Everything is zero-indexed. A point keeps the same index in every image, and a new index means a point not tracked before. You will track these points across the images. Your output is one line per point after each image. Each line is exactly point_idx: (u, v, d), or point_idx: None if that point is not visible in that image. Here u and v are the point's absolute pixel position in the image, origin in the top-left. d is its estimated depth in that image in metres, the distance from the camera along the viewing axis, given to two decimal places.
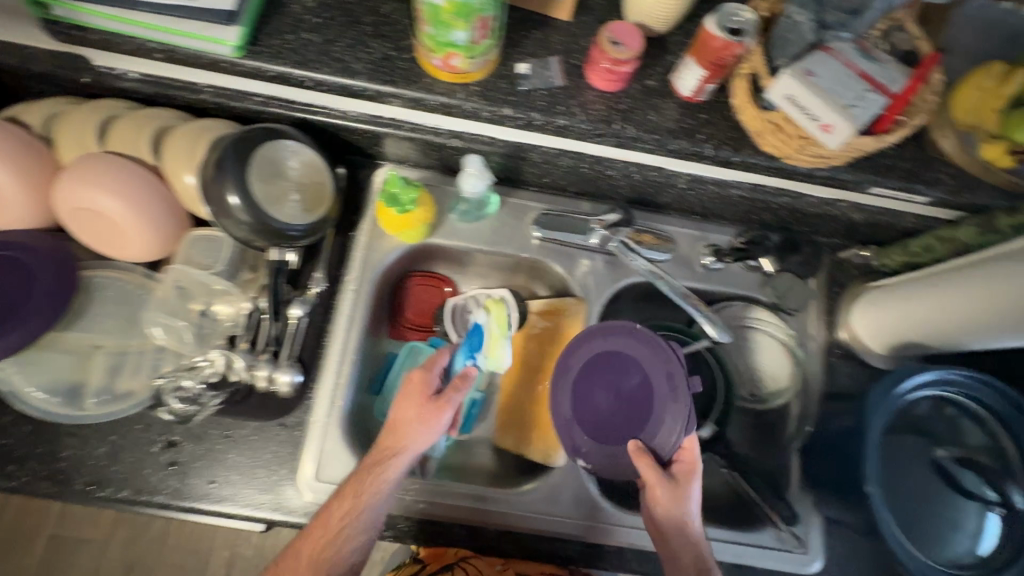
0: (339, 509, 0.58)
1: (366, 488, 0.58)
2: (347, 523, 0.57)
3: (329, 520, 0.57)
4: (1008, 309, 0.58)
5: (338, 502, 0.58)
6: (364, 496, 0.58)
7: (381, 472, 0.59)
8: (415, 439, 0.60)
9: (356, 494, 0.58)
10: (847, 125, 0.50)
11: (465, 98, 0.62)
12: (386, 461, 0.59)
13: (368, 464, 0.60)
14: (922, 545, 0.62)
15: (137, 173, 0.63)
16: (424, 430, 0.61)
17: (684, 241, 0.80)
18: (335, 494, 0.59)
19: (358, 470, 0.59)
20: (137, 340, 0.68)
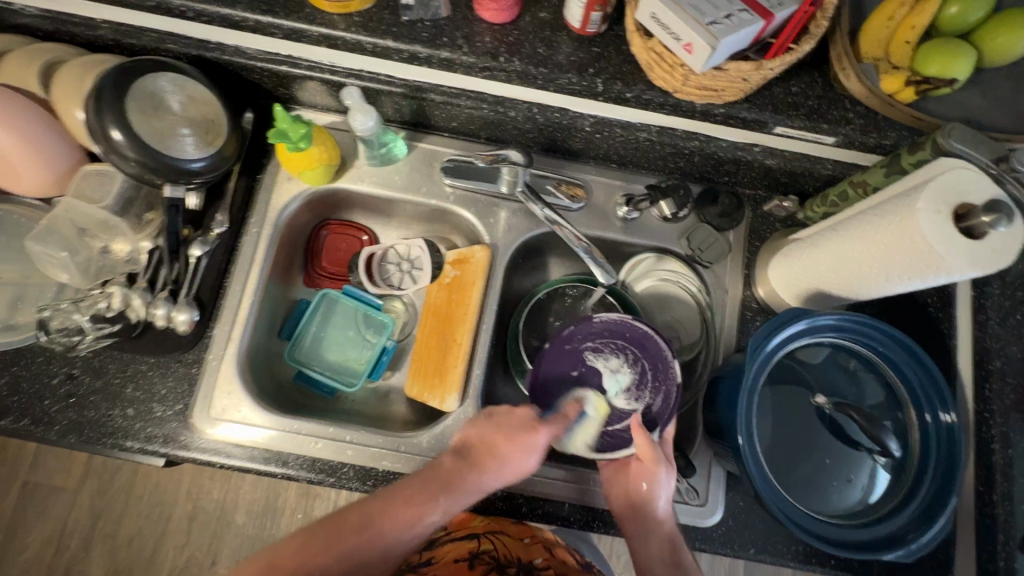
0: (392, 506, 0.53)
1: (434, 498, 0.55)
2: (388, 524, 0.52)
3: (362, 510, 0.53)
4: (891, 256, 0.53)
5: (389, 500, 0.53)
6: (429, 509, 0.54)
7: (428, 507, 0.54)
8: (517, 462, 0.57)
9: (412, 499, 0.54)
10: (704, 44, 0.49)
11: (345, 28, 0.62)
12: (474, 479, 0.56)
13: (444, 472, 0.56)
14: (810, 500, 0.60)
15: (19, 103, 0.63)
16: (520, 454, 0.57)
17: (600, 190, 0.77)
18: (391, 488, 0.55)
19: (442, 471, 0.56)
20: (39, 274, 0.69)
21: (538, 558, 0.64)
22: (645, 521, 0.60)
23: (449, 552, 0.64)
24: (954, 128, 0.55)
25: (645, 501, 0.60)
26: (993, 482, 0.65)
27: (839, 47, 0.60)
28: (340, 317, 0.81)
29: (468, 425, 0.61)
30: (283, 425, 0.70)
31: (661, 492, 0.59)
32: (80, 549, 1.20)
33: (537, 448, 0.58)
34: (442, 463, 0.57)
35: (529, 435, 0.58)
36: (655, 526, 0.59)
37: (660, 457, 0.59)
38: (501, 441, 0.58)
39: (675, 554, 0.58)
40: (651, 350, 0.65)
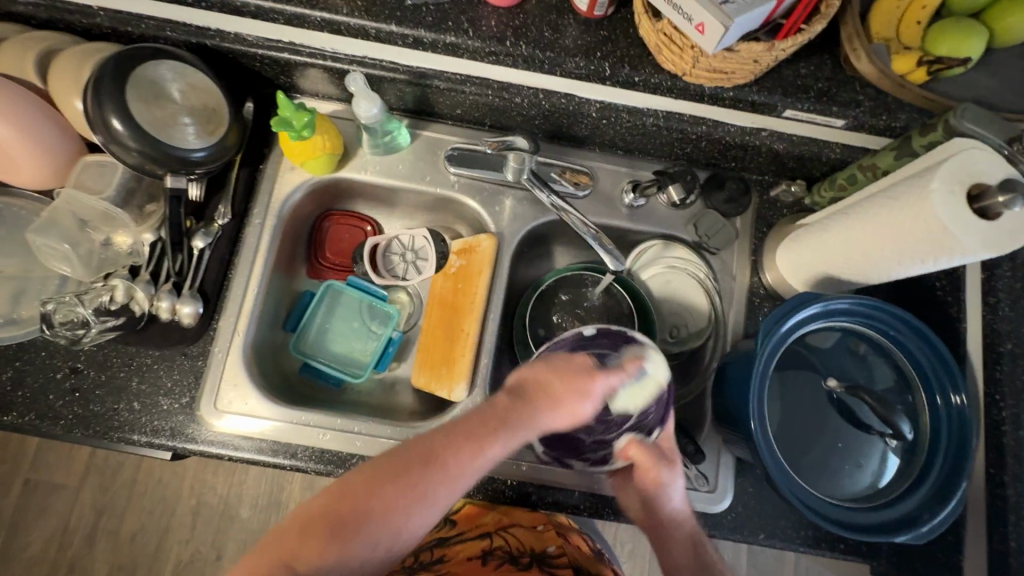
0: (434, 445, 0.51)
1: (478, 440, 0.51)
2: (455, 461, 0.51)
3: (408, 455, 0.51)
4: (903, 238, 0.52)
5: (449, 441, 0.51)
6: (488, 446, 0.51)
7: (486, 451, 0.51)
8: (573, 407, 0.52)
9: (472, 440, 0.51)
10: (716, 25, 0.48)
11: (348, 13, 0.61)
12: (531, 416, 0.52)
13: (490, 422, 0.52)
14: (821, 484, 0.60)
15: (16, 92, 0.61)
16: (574, 400, 0.52)
17: (606, 177, 0.77)
18: (441, 430, 0.53)
19: (497, 411, 0.52)
20: (39, 268, 0.69)
21: (551, 547, 0.68)
22: (661, 526, 0.62)
23: (460, 551, 0.67)
24: (966, 109, 0.55)
25: (657, 503, 0.62)
26: (1003, 464, 0.65)
27: (850, 28, 0.59)
28: (345, 309, 0.81)
29: (525, 366, 0.55)
30: (291, 417, 0.70)
31: (671, 491, 0.61)
32: (85, 544, 1.20)
33: (586, 394, 0.52)
34: (496, 403, 0.53)
35: (573, 380, 0.53)
36: (673, 524, 0.62)
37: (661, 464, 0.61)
38: (556, 387, 0.52)
39: (699, 553, 0.61)
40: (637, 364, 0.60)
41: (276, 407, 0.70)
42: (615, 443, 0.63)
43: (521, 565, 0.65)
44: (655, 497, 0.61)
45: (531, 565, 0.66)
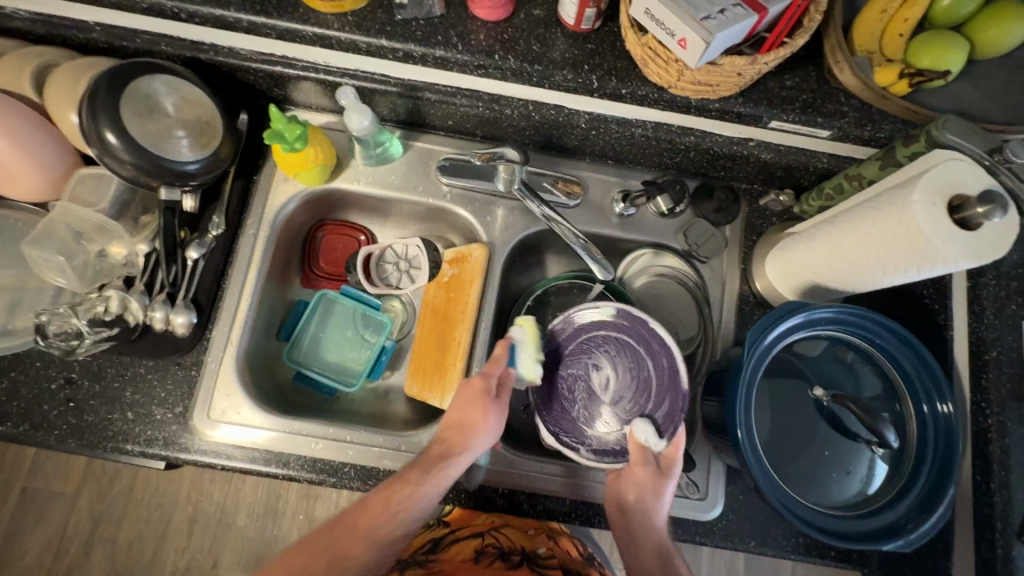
0: (376, 506, 0.55)
1: (412, 484, 0.56)
2: (381, 512, 0.55)
3: (350, 520, 0.55)
4: (886, 248, 0.53)
5: (375, 499, 0.56)
6: (410, 499, 0.56)
7: (410, 505, 0.55)
8: (475, 440, 0.59)
9: (393, 495, 0.56)
10: (698, 40, 0.49)
11: (339, 27, 0.62)
12: (444, 462, 0.58)
13: (420, 465, 0.58)
14: (810, 491, 0.61)
15: (13, 107, 0.62)
16: (474, 427, 0.59)
17: (597, 187, 0.77)
18: (376, 492, 0.56)
19: (418, 464, 0.58)
20: (35, 279, 0.69)
21: (542, 548, 0.69)
22: (629, 524, 0.59)
23: (454, 548, 0.68)
24: (946, 121, 0.55)
25: (635, 500, 0.59)
26: (991, 471, 0.65)
27: (833, 41, 0.60)
28: (338, 317, 0.81)
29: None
30: (283, 427, 0.70)
31: (654, 498, 0.58)
32: (81, 553, 1.20)
33: (493, 409, 0.59)
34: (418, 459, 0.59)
35: (480, 398, 0.60)
36: (642, 532, 0.58)
37: (655, 467, 0.59)
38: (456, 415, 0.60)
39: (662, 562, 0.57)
40: (659, 359, 0.61)
41: (269, 417, 0.70)
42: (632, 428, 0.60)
43: (512, 561, 0.66)
44: (636, 495, 0.59)
45: (522, 562, 0.66)
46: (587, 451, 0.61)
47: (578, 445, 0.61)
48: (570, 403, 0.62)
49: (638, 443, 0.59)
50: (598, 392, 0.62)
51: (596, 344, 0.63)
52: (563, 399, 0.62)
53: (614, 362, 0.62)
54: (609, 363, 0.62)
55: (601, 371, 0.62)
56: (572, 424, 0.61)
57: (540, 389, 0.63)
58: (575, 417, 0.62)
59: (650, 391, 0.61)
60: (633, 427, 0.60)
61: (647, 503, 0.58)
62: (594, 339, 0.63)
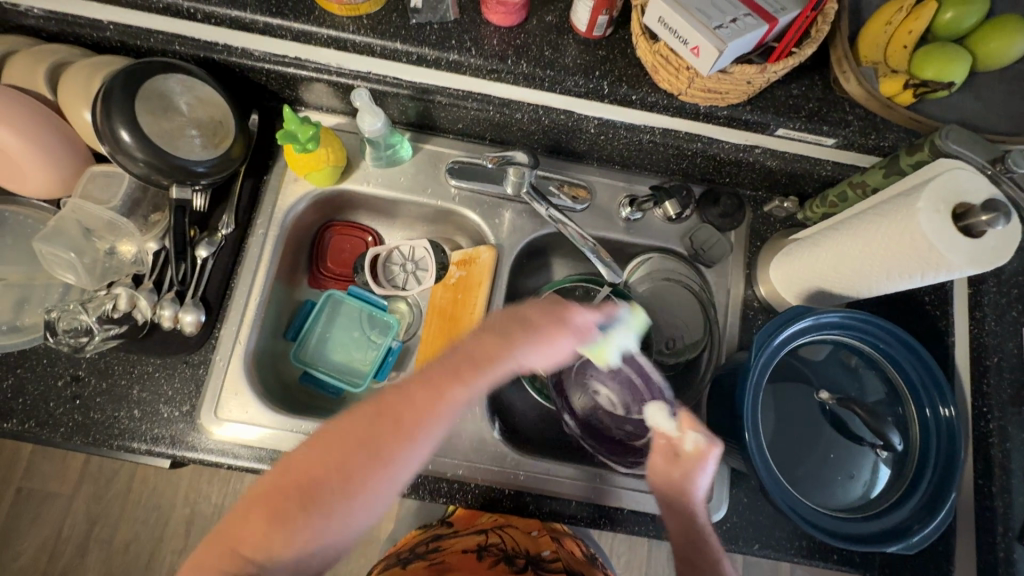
0: (420, 398, 0.48)
1: (457, 381, 0.48)
2: (423, 406, 0.48)
3: (389, 411, 0.48)
4: (892, 253, 0.54)
5: (404, 395, 0.48)
6: (450, 398, 0.48)
7: (452, 402, 0.48)
8: (546, 345, 0.49)
9: (435, 391, 0.48)
10: (711, 47, 0.50)
11: (354, 31, 0.62)
12: (500, 364, 0.49)
13: (467, 362, 0.49)
14: (815, 494, 0.61)
15: (27, 104, 0.62)
16: (547, 337, 0.49)
17: (605, 191, 0.78)
18: (417, 379, 0.49)
19: (463, 358, 0.49)
20: (43, 276, 0.69)
21: (546, 551, 0.67)
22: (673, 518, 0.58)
23: (456, 546, 0.68)
24: (950, 130, 0.56)
25: (677, 493, 0.57)
26: (992, 476, 0.66)
27: (839, 51, 0.61)
28: (344, 318, 0.82)
29: (486, 322, 0.51)
30: (290, 426, 0.70)
31: (697, 482, 0.57)
32: (77, 554, 1.19)
33: (568, 333, 0.50)
34: (462, 353, 0.49)
35: (554, 321, 0.50)
36: (682, 525, 0.57)
37: (691, 453, 0.57)
38: (520, 328, 0.49)
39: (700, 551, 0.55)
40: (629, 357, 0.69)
41: (276, 416, 0.70)
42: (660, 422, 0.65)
43: (516, 565, 0.64)
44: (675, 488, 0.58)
45: (526, 565, 0.65)
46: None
47: (641, 460, 0.69)
48: (610, 431, 0.70)
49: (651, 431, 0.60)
50: (614, 408, 0.70)
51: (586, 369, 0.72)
52: (602, 432, 0.70)
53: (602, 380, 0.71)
54: (601, 381, 0.71)
55: (602, 392, 0.71)
56: (625, 449, 0.70)
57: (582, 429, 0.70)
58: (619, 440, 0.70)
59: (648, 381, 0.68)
60: (649, 414, 0.61)
61: (672, 484, 0.57)
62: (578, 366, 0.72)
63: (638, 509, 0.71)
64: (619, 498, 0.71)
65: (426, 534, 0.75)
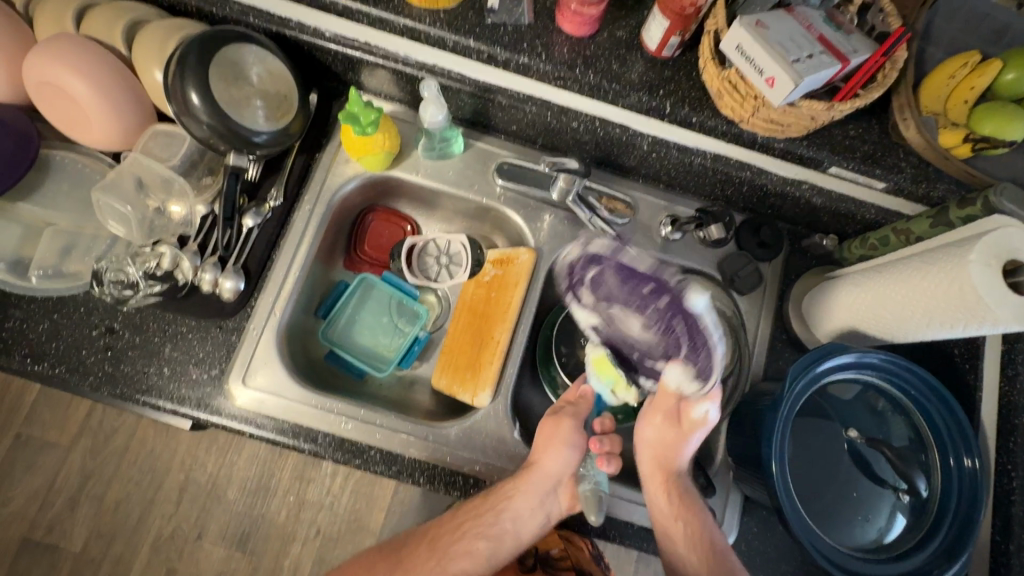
0: (426, 549, 0.69)
1: (486, 510, 0.67)
2: (451, 540, 0.68)
3: (421, 541, 0.70)
4: (933, 302, 0.55)
5: (436, 536, 0.70)
6: (484, 520, 0.67)
7: (471, 528, 0.68)
8: (557, 452, 0.68)
9: (440, 541, 0.69)
10: (787, 80, 0.52)
11: (430, 23, 0.64)
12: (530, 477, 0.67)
13: (488, 498, 0.67)
14: (830, 531, 0.62)
15: (101, 56, 0.64)
16: (554, 444, 0.68)
17: (646, 208, 0.79)
18: (434, 531, 0.70)
19: (499, 488, 0.67)
20: (91, 225, 0.70)
21: (555, 550, 0.73)
22: (653, 486, 0.69)
23: None
24: (1005, 188, 0.58)
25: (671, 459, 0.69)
26: (1009, 533, 0.67)
27: (902, 98, 0.62)
28: (375, 302, 0.82)
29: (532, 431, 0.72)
30: (315, 405, 0.71)
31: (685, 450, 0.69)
32: (67, 507, 1.19)
33: (568, 429, 0.69)
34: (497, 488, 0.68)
35: (561, 432, 0.69)
36: (661, 493, 0.68)
37: (692, 425, 0.69)
38: (539, 440, 0.69)
39: (681, 521, 0.66)
40: (612, 360, 0.73)
41: (303, 392, 0.71)
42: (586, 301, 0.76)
43: (524, 558, 0.69)
44: (668, 455, 0.69)
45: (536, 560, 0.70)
46: (594, 255, 0.77)
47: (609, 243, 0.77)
48: (644, 285, 0.74)
49: (667, 388, 0.71)
50: (637, 317, 0.73)
51: (669, 347, 0.72)
52: (630, 272, 0.75)
53: (643, 342, 0.73)
54: (640, 338, 0.73)
55: (633, 329, 0.73)
56: (622, 271, 0.75)
57: (635, 259, 0.76)
58: (639, 278, 0.74)
59: (600, 330, 0.74)
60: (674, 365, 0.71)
61: (667, 449, 0.69)
62: (672, 347, 0.72)
63: (648, 526, 0.72)
64: (629, 512, 0.72)
65: None
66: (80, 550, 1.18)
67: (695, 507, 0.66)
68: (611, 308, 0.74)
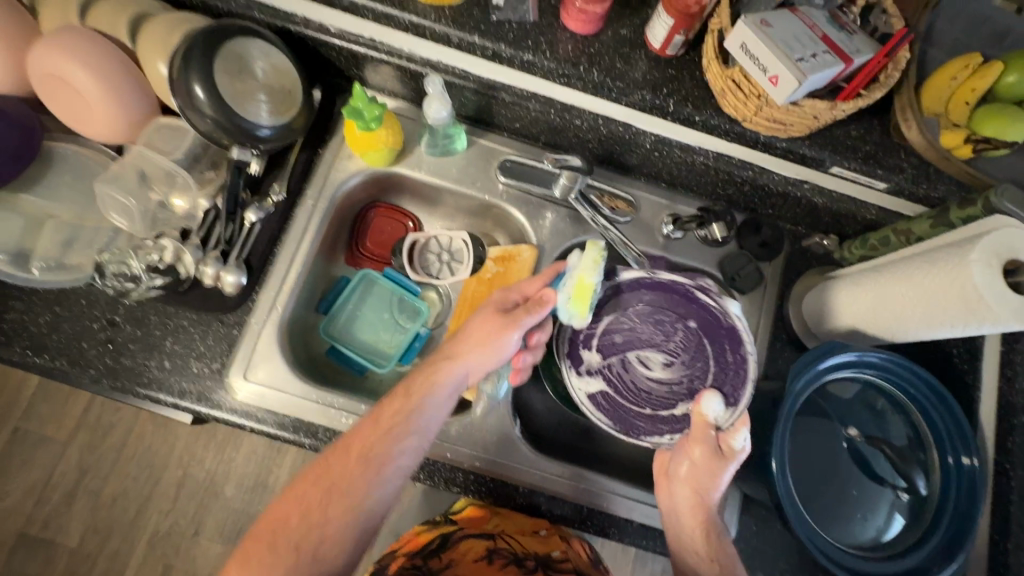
0: (367, 434, 0.59)
1: (404, 401, 0.61)
2: (373, 441, 0.59)
3: (354, 444, 0.59)
4: (933, 301, 0.56)
5: (363, 426, 0.60)
6: (404, 433, 0.60)
7: (394, 437, 0.59)
8: (480, 352, 0.63)
9: (383, 413, 0.61)
10: (791, 78, 0.52)
11: (436, 19, 0.64)
12: (449, 372, 0.63)
13: (417, 381, 0.63)
14: (829, 529, 0.62)
15: (106, 49, 0.64)
16: (482, 341, 0.63)
17: (648, 207, 0.79)
18: (360, 429, 0.60)
19: (419, 376, 0.63)
20: (94, 218, 0.70)
21: (556, 551, 0.68)
22: (681, 510, 0.62)
23: (465, 553, 0.65)
24: (1006, 189, 0.57)
25: (707, 492, 0.60)
26: (1008, 532, 0.67)
27: (904, 99, 0.62)
28: (375, 298, 0.82)
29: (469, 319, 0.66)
30: (318, 400, 0.71)
31: (721, 483, 0.60)
32: (64, 501, 1.19)
33: (503, 325, 0.63)
34: (412, 380, 0.63)
35: (501, 326, 0.64)
36: (686, 518, 0.62)
37: (728, 454, 0.60)
38: (470, 340, 0.64)
39: (709, 549, 0.60)
40: (636, 419, 0.65)
41: (304, 386, 0.71)
42: (592, 355, 0.67)
43: (527, 567, 0.64)
44: (704, 489, 0.60)
45: (536, 568, 0.65)
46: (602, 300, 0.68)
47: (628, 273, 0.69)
48: (657, 320, 0.68)
49: (702, 418, 0.62)
50: (652, 359, 0.67)
51: (697, 381, 0.66)
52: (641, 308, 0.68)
53: (664, 382, 0.66)
54: (662, 380, 0.66)
55: (653, 370, 0.66)
56: (629, 309, 0.68)
57: (651, 294, 0.69)
58: (649, 314, 0.68)
59: (615, 385, 0.66)
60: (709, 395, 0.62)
61: (703, 484, 0.60)
62: (699, 375, 0.66)
63: (648, 524, 0.72)
64: (629, 509, 0.72)
65: (432, 529, 0.70)
66: (76, 545, 1.18)
67: (719, 536, 0.61)
68: (623, 356, 0.67)
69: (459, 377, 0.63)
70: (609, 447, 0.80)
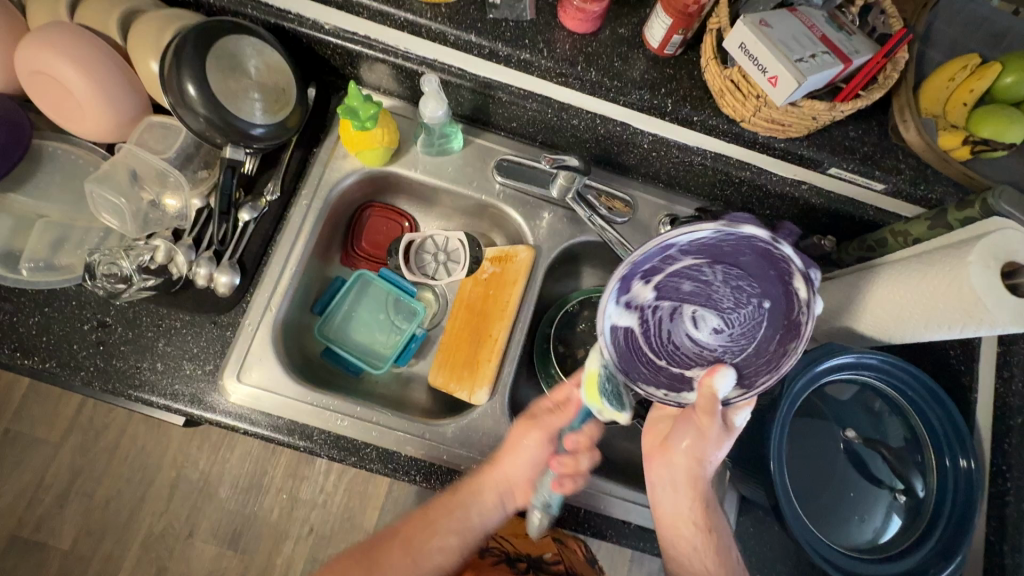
0: (410, 531, 0.63)
1: (447, 513, 0.63)
2: (420, 539, 0.62)
3: (399, 538, 0.63)
4: (933, 302, 0.55)
5: (414, 524, 0.63)
6: (443, 529, 0.62)
7: (438, 526, 0.62)
8: (516, 460, 0.63)
9: (430, 518, 0.63)
10: (790, 78, 0.52)
11: (431, 17, 0.63)
12: (490, 478, 0.63)
13: (455, 488, 0.64)
14: (827, 531, 0.62)
15: (96, 46, 0.63)
16: (518, 451, 0.63)
17: (646, 208, 0.79)
18: (413, 520, 0.64)
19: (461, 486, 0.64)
20: (84, 218, 0.69)
21: (549, 553, 0.68)
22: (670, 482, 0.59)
23: None
24: (1003, 190, 0.57)
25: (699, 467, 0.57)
26: (1004, 533, 0.67)
27: (902, 99, 0.62)
28: (371, 298, 0.81)
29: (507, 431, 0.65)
30: (314, 402, 0.70)
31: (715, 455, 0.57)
32: (56, 504, 1.17)
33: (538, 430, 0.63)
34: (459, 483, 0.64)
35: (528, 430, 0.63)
36: (676, 492, 0.59)
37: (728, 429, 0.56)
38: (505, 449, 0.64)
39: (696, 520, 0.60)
40: (643, 373, 0.60)
41: (299, 388, 0.70)
42: (642, 293, 0.59)
43: (517, 568, 0.65)
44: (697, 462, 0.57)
45: (528, 570, 0.66)
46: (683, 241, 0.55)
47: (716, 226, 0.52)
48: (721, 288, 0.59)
49: (714, 396, 0.53)
50: (699, 320, 0.60)
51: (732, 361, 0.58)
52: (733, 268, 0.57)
53: (700, 345, 0.60)
54: (701, 344, 0.60)
55: (696, 330, 0.60)
56: (723, 264, 0.57)
57: (749, 255, 0.55)
58: (731, 278, 0.58)
59: (643, 334, 0.60)
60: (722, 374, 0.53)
61: (699, 457, 0.56)
62: (737, 352, 0.59)
63: (646, 525, 0.72)
64: (626, 511, 0.72)
65: None
66: (68, 548, 1.16)
67: (712, 514, 0.60)
68: (677, 304, 0.60)
69: (497, 485, 0.63)
70: (606, 448, 0.80)
